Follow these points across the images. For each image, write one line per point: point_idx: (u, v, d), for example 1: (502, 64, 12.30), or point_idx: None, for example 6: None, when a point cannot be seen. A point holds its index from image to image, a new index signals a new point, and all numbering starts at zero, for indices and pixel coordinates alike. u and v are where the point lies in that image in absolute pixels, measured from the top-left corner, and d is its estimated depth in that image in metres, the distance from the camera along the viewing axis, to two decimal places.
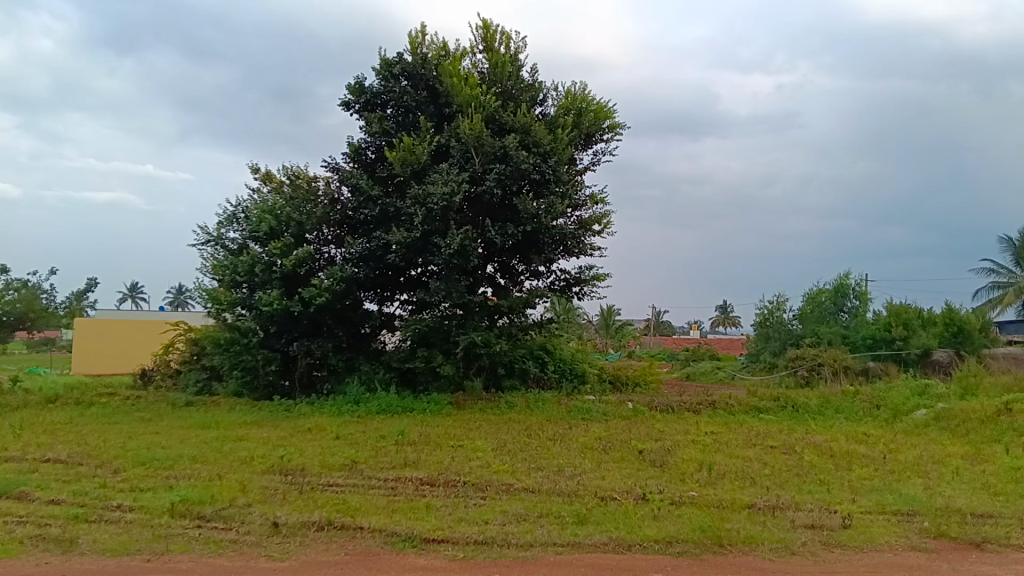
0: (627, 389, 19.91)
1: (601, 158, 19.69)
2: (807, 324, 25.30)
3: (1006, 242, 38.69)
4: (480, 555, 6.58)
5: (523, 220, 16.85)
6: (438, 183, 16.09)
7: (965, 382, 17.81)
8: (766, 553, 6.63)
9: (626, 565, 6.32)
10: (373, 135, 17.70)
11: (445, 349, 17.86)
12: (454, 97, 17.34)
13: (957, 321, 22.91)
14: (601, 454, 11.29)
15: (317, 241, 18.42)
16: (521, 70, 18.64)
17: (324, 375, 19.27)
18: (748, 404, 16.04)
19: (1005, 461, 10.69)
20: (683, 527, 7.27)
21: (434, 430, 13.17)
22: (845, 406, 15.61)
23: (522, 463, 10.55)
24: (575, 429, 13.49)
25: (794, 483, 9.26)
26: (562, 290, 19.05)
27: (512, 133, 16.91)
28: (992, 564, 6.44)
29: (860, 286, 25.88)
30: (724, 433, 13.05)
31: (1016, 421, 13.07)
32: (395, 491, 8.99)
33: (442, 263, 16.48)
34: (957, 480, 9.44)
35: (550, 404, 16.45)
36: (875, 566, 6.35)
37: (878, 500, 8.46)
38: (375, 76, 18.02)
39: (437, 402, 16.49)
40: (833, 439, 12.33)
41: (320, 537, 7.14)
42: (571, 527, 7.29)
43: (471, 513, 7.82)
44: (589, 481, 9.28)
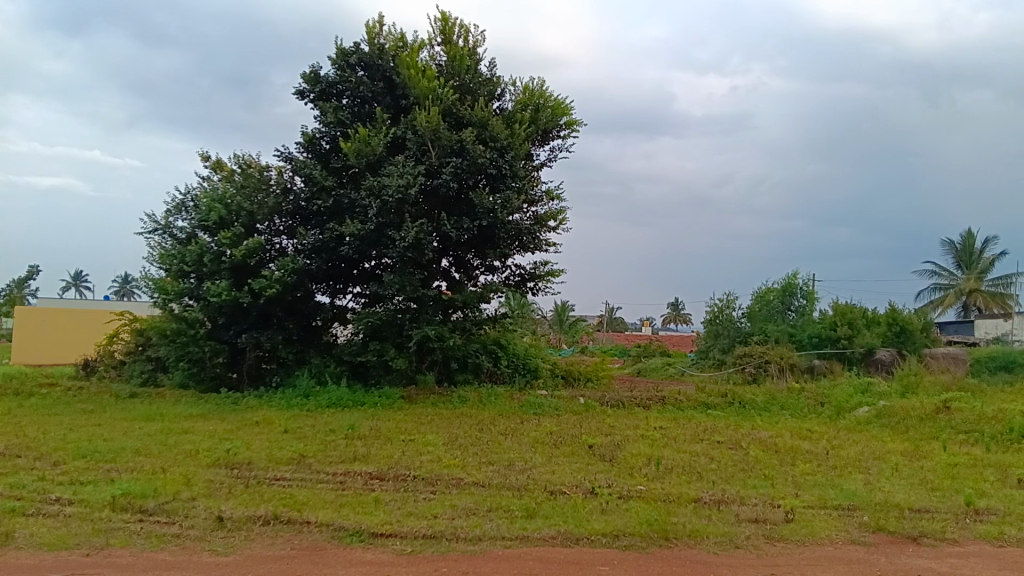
0: (578, 384, 20.02)
1: (558, 155, 19.74)
2: (755, 322, 25.70)
3: (948, 245, 39.81)
4: (429, 549, 6.55)
5: (479, 214, 16.79)
6: (394, 175, 15.96)
7: (906, 380, 18.29)
8: (710, 547, 6.72)
9: (573, 558, 6.34)
10: (328, 125, 17.46)
11: (398, 343, 17.77)
12: (411, 88, 17.21)
13: (900, 321, 23.52)
14: (551, 448, 11.34)
15: (268, 232, 18.10)
16: (479, 64, 18.57)
17: (274, 368, 18.97)
18: (696, 400, 16.26)
19: (942, 457, 11.02)
20: (631, 521, 7.33)
21: (385, 424, 13.07)
22: (790, 403, 15.92)
23: (473, 457, 10.53)
24: (526, 423, 13.50)
25: (739, 478, 9.42)
26: (516, 285, 19.08)
27: (470, 128, 16.87)
28: (927, 558, 6.61)
29: (808, 285, 26.37)
30: (673, 428, 13.21)
31: (953, 419, 13.45)
32: (343, 485, 8.90)
33: (396, 256, 16.35)
34: (896, 476, 9.70)
35: (503, 398, 16.47)
36: (816, 559, 6.48)
37: (820, 495, 8.65)
38: (331, 65, 17.79)
39: (388, 396, 16.36)
40: (778, 435, 12.58)
41: (266, 532, 7.03)
42: (520, 521, 7.30)
43: (420, 508, 7.77)
44: (539, 476, 9.30)
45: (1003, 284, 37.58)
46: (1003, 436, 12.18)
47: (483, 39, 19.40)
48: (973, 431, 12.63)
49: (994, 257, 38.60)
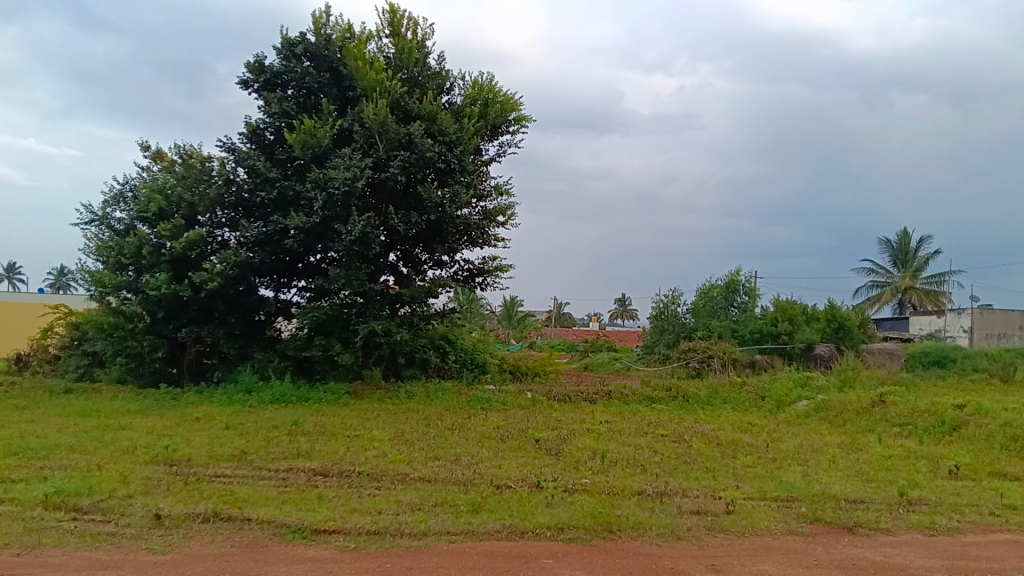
0: (526, 379, 20.06)
1: (507, 150, 19.71)
2: (699, 317, 26.08)
3: (884, 244, 40.97)
4: (373, 545, 6.47)
5: (427, 208, 16.68)
6: (340, 167, 15.75)
7: (843, 374, 18.77)
8: (653, 538, 6.79)
9: (518, 552, 6.34)
10: (272, 116, 17.14)
11: (344, 338, 17.55)
12: (358, 80, 16.99)
13: (838, 317, 24.11)
14: (497, 443, 11.33)
15: (209, 224, 17.67)
16: (428, 57, 18.44)
17: (215, 363, 18.56)
18: (642, 394, 16.43)
19: (876, 449, 11.33)
20: (575, 514, 7.37)
21: (329, 420, 12.91)
22: (732, 397, 16.21)
23: (419, 452, 10.46)
24: (473, 418, 13.48)
25: (682, 471, 9.54)
26: (465, 280, 19.01)
27: (418, 121, 16.73)
28: (862, 547, 6.79)
29: (750, 282, 26.86)
30: (618, 422, 13.34)
31: (889, 412, 13.83)
32: (286, 481, 8.75)
33: (343, 249, 16.13)
34: (834, 468, 9.94)
35: (450, 393, 16.42)
36: (756, 549, 6.60)
37: (761, 486, 8.82)
38: (276, 55, 17.48)
39: (333, 392, 16.16)
40: (720, 428, 12.80)
41: (205, 529, 6.87)
42: (465, 516, 7.27)
43: (364, 503, 7.68)
44: (485, 470, 9.28)
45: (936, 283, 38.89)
46: (935, 429, 12.58)
47: (432, 32, 19.26)
48: (907, 424, 13.02)
49: (928, 256, 39.85)
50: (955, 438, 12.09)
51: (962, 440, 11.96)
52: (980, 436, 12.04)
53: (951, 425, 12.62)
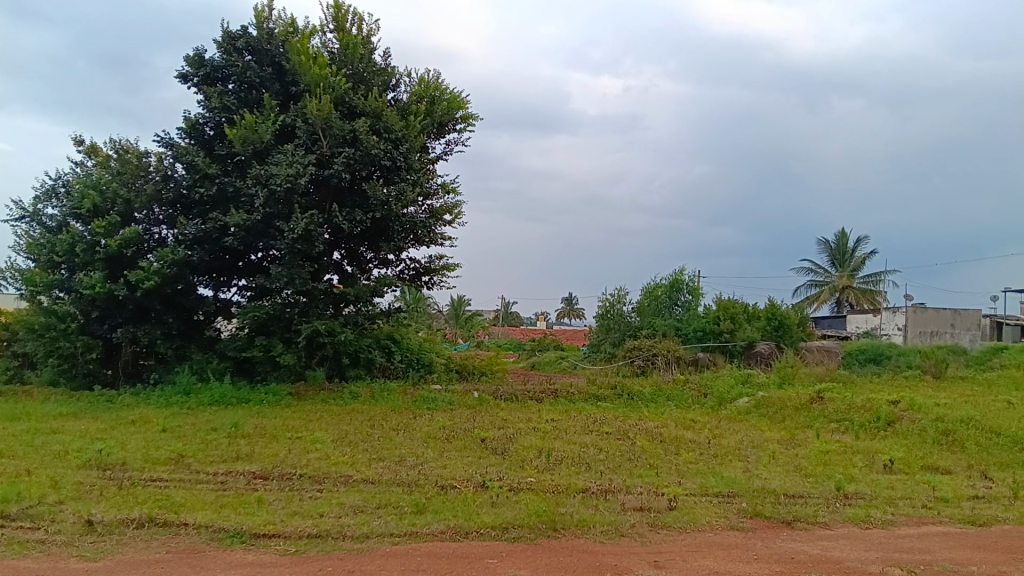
0: (472, 378, 20.01)
1: (453, 148, 19.62)
2: (644, 316, 26.35)
3: (823, 243, 41.98)
4: (313, 548, 6.36)
5: (373, 206, 16.48)
6: (282, 164, 15.47)
7: (783, 371, 19.18)
8: (597, 536, 6.81)
9: (462, 552, 6.29)
10: (212, 110, 16.77)
11: (286, 338, 17.24)
12: (301, 75, 16.72)
13: (778, 315, 24.62)
14: (443, 443, 11.27)
15: (146, 221, 17.21)
16: (373, 53, 18.25)
17: (152, 364, 18.06)
18: (588, 392, 16.53)
19: (815, 445, 11.59)
20: (521, 512, 7.35)
21: (271, 421, 12.68)
22: (675, 394, 16.43)
23: (363, 453, 10.33)
24: (419, 418, 13.38)
25: (626, 468, 9.61)
26: (411, 279, 18.86)
27: (363, 117, 16.52)
28: (800, 541, 6.91)
29: (693, 281, 27.26)
30: (564, 420, 13.39)
31: (826, 408, 14.16)
32: (224, 485, 8.54)
33: (285, 247, 15.83)
34: (774, 464, 10.11)
35: (395, 394, 16.28)
36: (697, 545, 6.66)
37: (703, 482, 8.94)
38: (216, 48, 17.13)
39: (275, 393, 15.86)
40: (664, 425, 12.93)
41: (139, 535, 6.66)
42: (409, 517, 7.19)
43: (305, 507, 7.54)
44: (430, 471, 9.21)
45: (872, 282, 40.05)
46: (871, 424, 12.91)
47: (377, 28, 19.07)
48: (844, 420, 13.35)
49: (864, 256, 40.97)
50: (889, 433, 12.43)
51: (896, 435, 12.31)
52: (913, 431, 12.41)
53: (886, 420, 12.98)
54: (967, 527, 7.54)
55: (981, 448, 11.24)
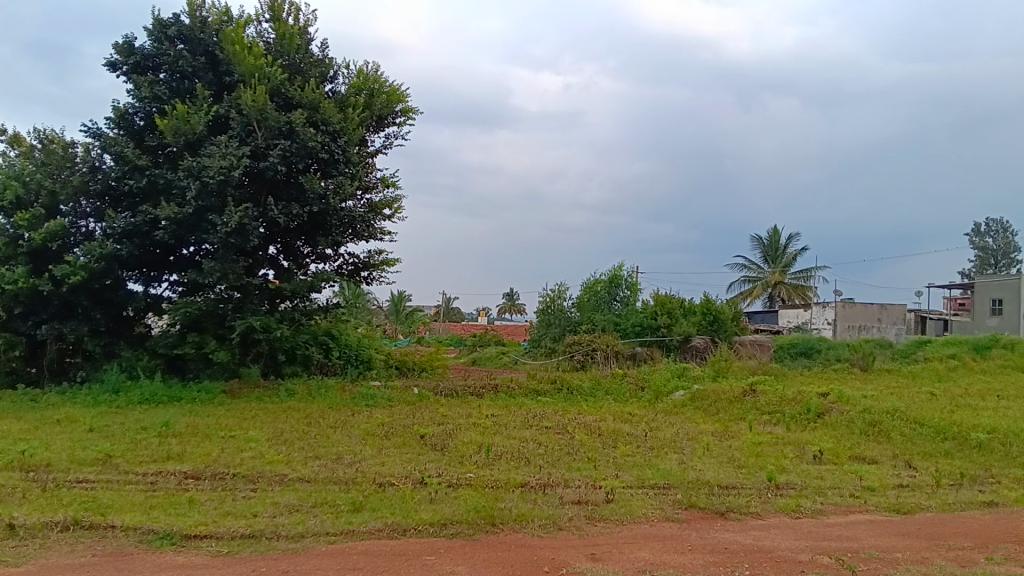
0: (412, 374, 19.91)
1: (393, 142, 19.46)
2: (584, 311, 26.56)
3: (756, 240, 42.87)
4: (246, 549, 6.23)
5: (310, 200, 16.21)
6: (215, 156, 15.10)
7: (717, 365, 19.57)
8: (535, 530, 6.85)
9: (399, 549, 6.25)
10: (142, 100, 16.30)
11: (219, 334, 16.87)
12: (235, 65, 16.33)
13: (713, 310, 25.10)
14: (382, 440, 11.17)
15: (72, 214, 16.67)
16: (310, 44, 17.96)
17: (78, 361, 17.48)
18: (528, 387, 16.60)
19: (747, 437, 11.85)
20: (459, 509, 7.33)
21: (204, 420, 12.40)
22: (614, 388, 16.62)
23: (299, 452, 10.16)
24: (357, 415, 13.25)
25: (564, 462, 9.68)
26: (350, 274, 18.63)
27: (299, 109, 16.23)
28: (733, 532, 7.06)
29: (632, 276, 27.59)
30: (503, 415, 13.40)
31: (758, 401, 14.50)
32: (155, 485, 8.32)
33: (218, 241, 15.46)
34: (708, 456, 10.31)
35: (334, 391, 16.08)
36: (634, 537, 6.75)
37: (639, 475, 9.07)
38: (147, 36, 16.64)
39: (208, 391, 15.51)
40: (602, 419, 13.06)
41: (64, 539, 6.44)
42: (346, 515, 7.11)
43: (238, 507, 7.39)
44: (368, 468, 9.12)
45: (803, 277, 41.09)
46: (801, 416, 13.28)
47: (314, 19, 18.79)
48: (776, 412, 13.70)
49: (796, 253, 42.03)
50: (819, 425, 12.80)
51: (825, 426, 12.68)
52: (841, 422, 12.80)
53: (816, 412, 13.36)
54: (892, 514, 7.81)
55: (905, 438, 11.65)
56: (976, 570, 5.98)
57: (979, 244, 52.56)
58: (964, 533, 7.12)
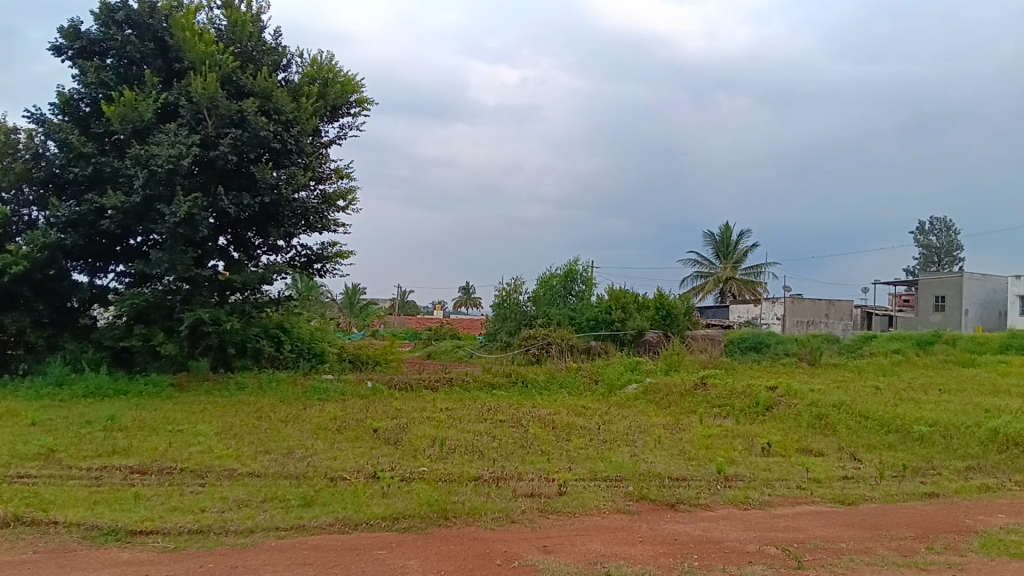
0: (366, 368, 19.82)
1: (347, 132, 19.27)
2: (539, 305, 26.64)
3: (709, 236, 43.48)
4: (193, 545, 6.13)
5: (261, 190, 15.97)
6: (163, 144, 14.76)
7: (670, 358, 19.81)
8: (488, 523, 6.87)
9: (350, 544, 6.20)
10: (88, 86, 15.90)
11: (167, 326, 16.55)
12: (185, 52, 16.00)
13: (666, 305, 25.18)
14: (334, 434, 11.08)
15: (15, 202, 16.27)
16: (263, 31, 17.67)
17: (20, 354, 17.01)
18: (482, 381, 16.61)
19: (698, 429, 12.03)
20: (411, 502, 7.32)
21: (151, 414, 12.16)
22: (568, 381, 16.74)
23: (249, 446, 10.02)
24: (309, 409, 13.11)
25: (518, 455, 9.72)
26: (302, 267, 18.41)
27: (251, 98, 15.96)
28: (683, 523, 7.17)
29: (587, 271, 27.82)
30: (458, 409, 13.39)
31: (709, 394, 14.73)
32: (99, 480, 8.13)
33: (166, 231, 15.15)
34: (660, 448, 10.43)
35: (285, 384, 15.90)
36: (585, 529, 6.81)
37: (591, 467, 9.15)
38: (93, 20, 16.23)
39: (156, 384, 15.20)
40: (556, 412, 13.14)
41: (3, 536, 6.26)
42: (296, 511, 7.03)
43: (186, 502, 7.27)
44: (319, 463, 9.03)
45: (754, 273, 41.78)
46: (750, 409, 13.53)
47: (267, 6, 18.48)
48: (726, 405, 13.92)
49: (748, 249, 42.73)
50: (767, 417, 13.05)
51: (774, 419, 12.93)
52: (789, 415, 13.06)
53: (764, 405, 13.61)
54: (837, 506, 8.00)
55: (851, 431, 11.94)
56: (917, 559, 6.16)
57: (924, 243, 54.01)
58: (906, 523, 7.32)
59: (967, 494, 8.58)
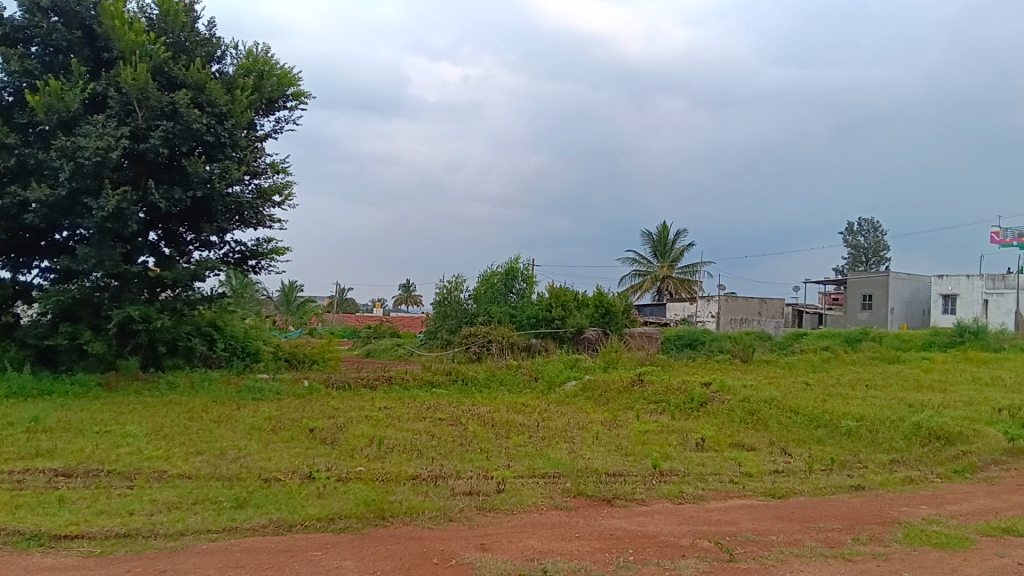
0: (303, 366, 19.56)
1: (284, 126, 18.96)
2: (480, 303, 26.60)
3: (647, 235, 44.07)
4: (121, 549, 5.96)
5: (193, 184, 15.60)
6: (91, 136, 14.29)
7: (608, 355, 20.05)
8: (425, 522, 6.84)
9: (284, 546, 6.11)
10: (11, 75, 15.29)
11: (95, 324, 16.08)
12: (114, 41, 15.54)
13: (605, 303, 25.48)
14: (270, 434, 10.87)
15: None
16: (197, 22, 17.25)
17: None
18: (422, 379, 16.55)
19: (634, 425, 12.22)
20: (348, 502, 7.24)
21: (77, 414, 11.77)
22: (507, 379, 16.78)
23: (180, 447, 9.79)
24: (244, 409, 12.86)
25: (456, 453, 9.70)
26: (236, 263, 18.04)
27: (183, 89, 15.56)
28: (618, 518, 7.27)
29: (528, 269, 27.97)
30: (396, 408, 13.30)
31: (646, 390, 14.96)
32: (20, 484, 7.83)
33: (93, 226, 14.69)
34: (597, 445, 10.53)
35: (218, 384, 15.56)
36: (523, 526, 6.84)
37: (530, 464, 9.19)
38: (17, 5, 15.60)
39: (82, 384, 14.73)
40: (495, 410, 13.16)
41: None
42: (228, 512, 6.90)
43: (113, 505, 7.06)
44: (253, 464, 8.87)
45: (691, 272, 42.52)
46: (685, 405, 13.77)
47: None
48: (661, 401, 14.15)
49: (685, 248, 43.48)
50: (702, 413, 13.32)
51: (708, 415, 13.20)
52: (722, 411, 13.34)
53: (699, 401, 13.88)
54: (768, 499, 8.21)
55: (781, 426, 12.26)
56: (843, 550, 6.37)
57: (853, 242, 55.74)
58: (833, 516, 7.56)
59: (891, 487, 8.90)
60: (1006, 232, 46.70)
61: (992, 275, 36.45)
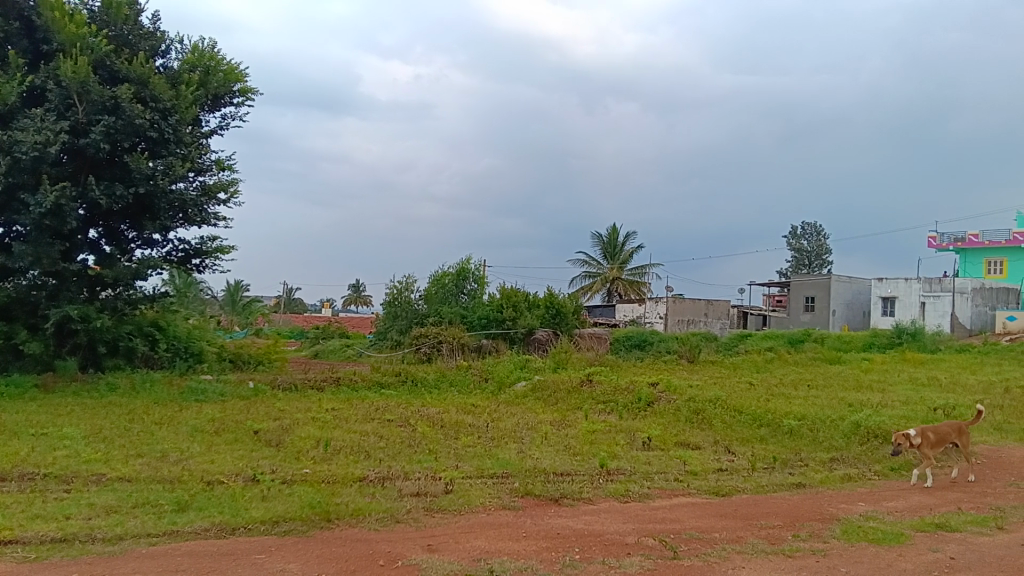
0: (248, 367, 19.25)
1: (230, 123, 18.65)
2: (431, 304, 26.53)
3: (597, 237, 44.44)
4: (56, 554, 5.81)
5: (135, 180, 15.26)
6: (28, 130, 13.84)
7: (558, 356, 20.18)
8: (372, 524, 6.81)
9: (227, 549, 6.03)
10: None
11: (31, 324, 15.76)
12: (54, 33, 15.11)
13: (555, 304, 25.59)
14: (213, 437, 10.69)
15: None
16: (140, 15, 16.86)
17: None
18: (370, 380, 16.45)
19: (583, 425, 12.33)
20: (292, 505, 7.17)
21: (11, 417, 11.40)
22: (458, 379, 16.76)
23: (119, 450, 9.56)
24: (187, 411, 12.62)
25: (405, 454, 9.68)
26: (180, 262, 17.68)
27: (126, 83, 15.20)
28: (565, 517, 7.34)
29: (479, 270, 27.99)
30: (344, 409, 13.18)
31: (594, 390, 15.10)
32: None
33: (30, 223, 14.29)
34: (546, 445, 10.59)
35: (160, 385, 15.22)
36: (470, 526, 6.87)
37: (478, 465, 9.21)
38: None
39: (17, 385, 14.29)
40: (445, 411, 13.14)
41: None
42: (169, 516, 6.77)
43: (49, 509, 6.87)
44: (195, 466, 8.72)
45: (640, 273, 43.00)
46: (633, 405, 13.95)
47: None
48: (609, 401, 14.29)
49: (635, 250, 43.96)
50: (649, 412, 13.50)
51: (654, 415, 13.38)
52: (668, 411, 13.53)
53: (646, 401, 14.07)
54: (712, 497, 8.37)
55: (726, 425, 12.49)
56: (783, 547, 6.52)
57: (797, 245, 56.98)
58: (774, 513, 7.73)
59: (831, 484, 9.15)
60: (942, 237, 48.28)
61: (929, 278, 37.57)
